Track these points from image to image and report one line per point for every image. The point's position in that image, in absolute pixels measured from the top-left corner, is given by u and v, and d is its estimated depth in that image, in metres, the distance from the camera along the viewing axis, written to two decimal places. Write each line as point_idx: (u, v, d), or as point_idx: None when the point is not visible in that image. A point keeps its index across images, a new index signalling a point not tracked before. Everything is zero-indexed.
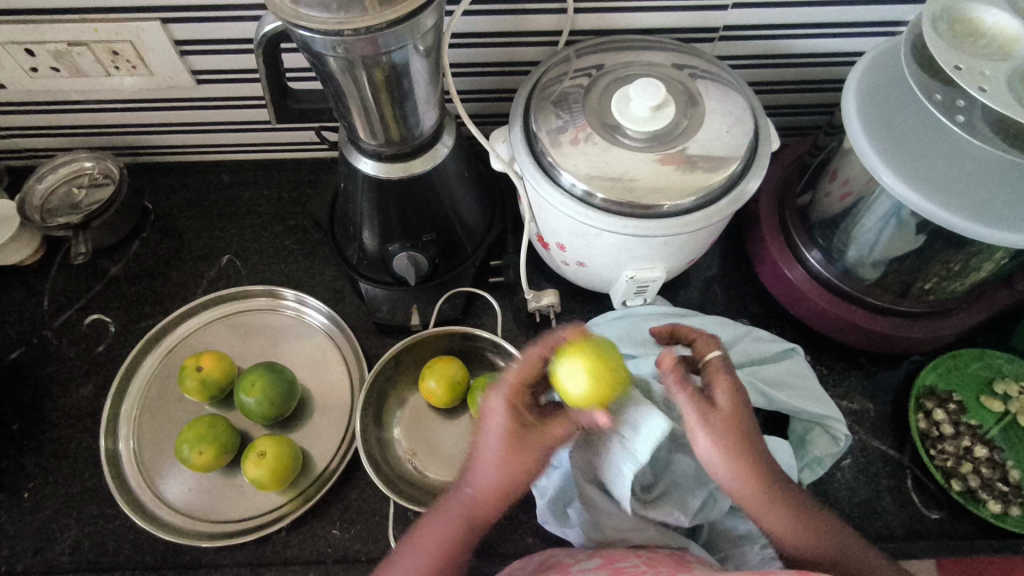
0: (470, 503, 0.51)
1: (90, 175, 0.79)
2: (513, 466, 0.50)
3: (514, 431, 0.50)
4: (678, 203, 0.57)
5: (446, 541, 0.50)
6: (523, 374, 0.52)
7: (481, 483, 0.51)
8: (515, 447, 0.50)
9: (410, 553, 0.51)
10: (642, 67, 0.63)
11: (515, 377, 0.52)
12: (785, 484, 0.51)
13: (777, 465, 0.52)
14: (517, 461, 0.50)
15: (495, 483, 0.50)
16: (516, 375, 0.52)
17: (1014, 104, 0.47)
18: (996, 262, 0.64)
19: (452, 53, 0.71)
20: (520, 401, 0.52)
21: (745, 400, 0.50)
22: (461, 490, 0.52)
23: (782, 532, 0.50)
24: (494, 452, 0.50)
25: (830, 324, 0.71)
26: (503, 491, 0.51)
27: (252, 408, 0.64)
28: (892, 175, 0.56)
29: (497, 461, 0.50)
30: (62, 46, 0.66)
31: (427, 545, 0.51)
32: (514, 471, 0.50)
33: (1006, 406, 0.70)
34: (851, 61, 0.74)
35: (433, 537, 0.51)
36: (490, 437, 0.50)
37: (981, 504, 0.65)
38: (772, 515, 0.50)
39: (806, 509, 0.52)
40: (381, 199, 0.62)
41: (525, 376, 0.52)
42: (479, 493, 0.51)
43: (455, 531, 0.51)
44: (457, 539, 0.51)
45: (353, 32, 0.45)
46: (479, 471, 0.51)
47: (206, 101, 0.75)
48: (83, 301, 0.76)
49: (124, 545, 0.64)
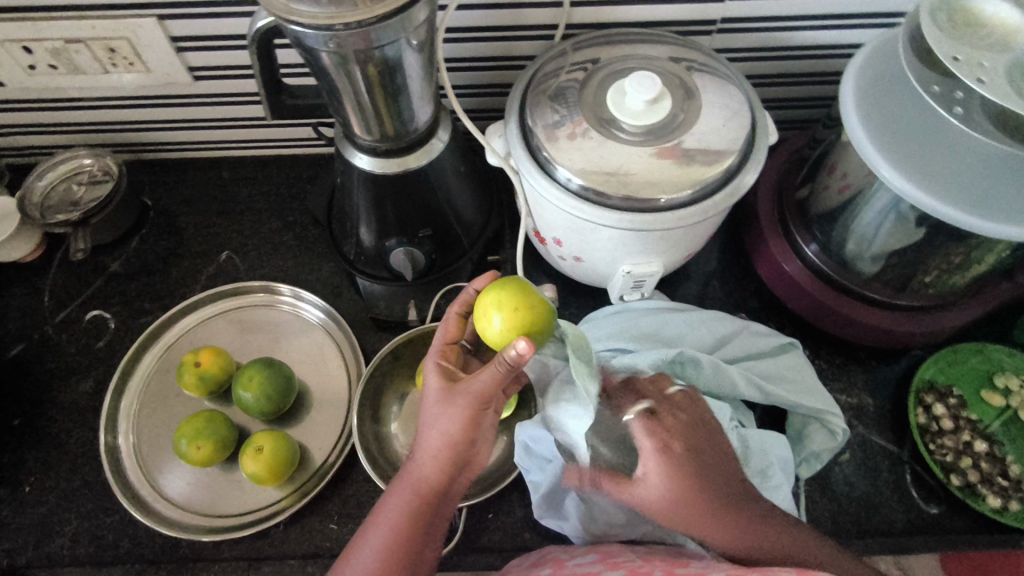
0: (419, 467, 0.50)
1: (90, 171, 0.79)
2: (446, 416, 0.49)
3: (444, 388, 0.50)
4: (675, 198, 0.57)
5: (400, 509, 0.49)
6: (447, 336, 0.55)
7: (424, 443, 0.50)
8: (444, 398, 0.49)
9: (369, 529, 0.50)
10: (637, 61, 0.63)
11: (440, 339, 0.54)
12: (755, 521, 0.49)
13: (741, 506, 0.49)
14: (451, 415, 0.49)
15: (433, 437, 0.49)
16: (441, 338, 0.54)
17: (1012, 95, 0.47)
18: (998, 254, 0.64)
19: (448, 48, 0.71)
20: (449, 360, 0.53)
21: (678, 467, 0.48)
22: (413, 459, 0.51)
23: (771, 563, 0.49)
24: (427, 407, 0.50)
25: (828, 318, 0.71)
26: (445, 447, 0.49)
27: (250, 403, 0.65)
28: (890, 168, 0.55)
29: (429, 414, 0.50)
30: (59, 43, 0.66)
31: (386, 516, 0.50)
32: (450, 426, 0.49)
33: (1007, 401, 0.69)
34: (850, 54, 0.73)
35: (388, 508, 0.50)
36: (424, 395, 0.51)
37: (981, 499, 0.64)
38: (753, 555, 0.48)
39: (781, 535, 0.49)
40: (377, 196, 0.62)
41: (450, 336, 0.55)
42: (424, 454, 0.50)
43: (409, 498, 0.50)
44: (412, 505, 0.49)
45: (345, 26, 0.45)
46: (422, 435, 0.50)
47: (203, 97, 0.75)
48: (83, 298, 0.77)
49: (124, 539, 0.64)
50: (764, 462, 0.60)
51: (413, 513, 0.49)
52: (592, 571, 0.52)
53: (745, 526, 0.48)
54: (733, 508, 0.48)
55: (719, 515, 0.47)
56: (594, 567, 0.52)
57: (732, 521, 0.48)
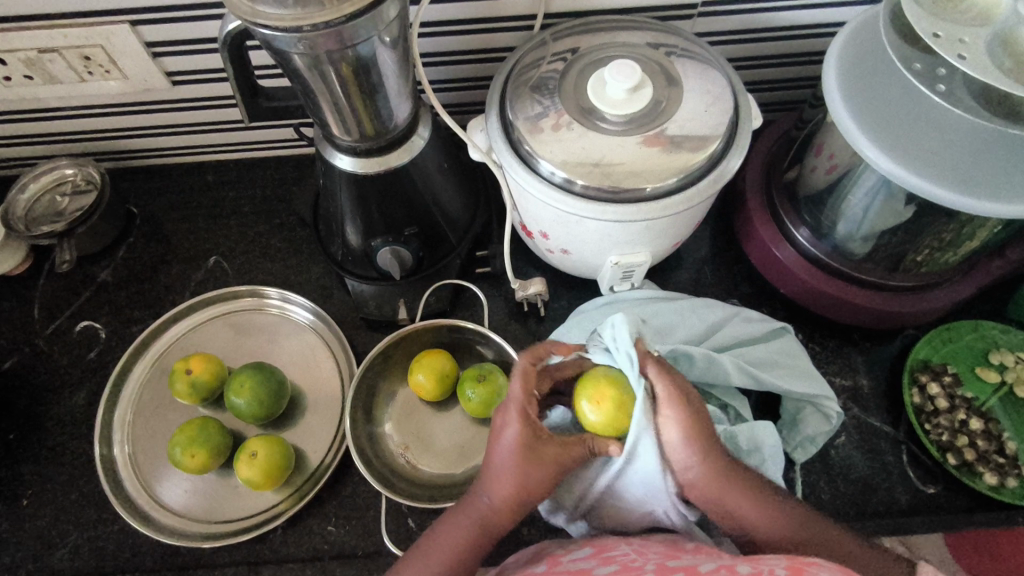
0: (487, 511, 0.50)
1: (73, 182, 0.79)
2: (529, 478, 0.49)
3: (531, 443, 0.49)
4: (660, 185, 0.56)
5: (464, 546, 0.50)
6: (521, 392, 0.50)
7: (498, 493, 0.49)
8: (531, 455, 0.49)
9: (423, 551, 0.51)
10: (617, 49, 0.62)
11: (517, 396, 0.50)
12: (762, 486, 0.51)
13: (750, 474, 0.52)
14: (535, 472, 0.49)
15: (511, 493, 0.49)
16: (520, 394, 0.50)
17: (995, 71, 0.46)
18: (990, 230, 0.63)
19: (426, 42, 0.70)
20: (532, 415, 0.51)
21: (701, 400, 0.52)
22: (478, 499, 0.51)
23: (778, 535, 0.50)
24: (503, 462, 0.49)
25: (819, 301, 0.70)
26: (520, 503, 0.50)
27: (242, 409, 0.64)
28: (877, 150, 0.55)
29: (511, 473, 0.49)
30: (32, 53, 0.65)
31: (444, 544, 0.50)
32: (533, 480, 0.49)
33: (1003, 377, 0.69)
34: (834, 32, 0.72)
35: (447, 540, 0.50)
36: (506, 449, 0.49)
37: (978, 477, 0.64)
38: (766, 517, 0.50)
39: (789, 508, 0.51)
40: (360, 195, 0.62)
41: (526, 389, 0.51)
42: (499, 501, 0.50)
43: (472, 536, 0.50)
44: (472, 543, 0.50)
45: (311, 27, 0.44)
46: (498, 481, 0.49)
47: (182, 102, 0.75)
48: (73, 308, 0.77)
49: (123, 549, 0.64)
50: (755, 456, 0.59)
51: (471, 549, 0.50)
52: (585, 566, 0.50)
53: (761, 499, 0.51)
54: (744, 476, 0.51)
55: (755, 493, 0.51)
56: (588, 562, 0.51)
57: (748, 490, 0.50)
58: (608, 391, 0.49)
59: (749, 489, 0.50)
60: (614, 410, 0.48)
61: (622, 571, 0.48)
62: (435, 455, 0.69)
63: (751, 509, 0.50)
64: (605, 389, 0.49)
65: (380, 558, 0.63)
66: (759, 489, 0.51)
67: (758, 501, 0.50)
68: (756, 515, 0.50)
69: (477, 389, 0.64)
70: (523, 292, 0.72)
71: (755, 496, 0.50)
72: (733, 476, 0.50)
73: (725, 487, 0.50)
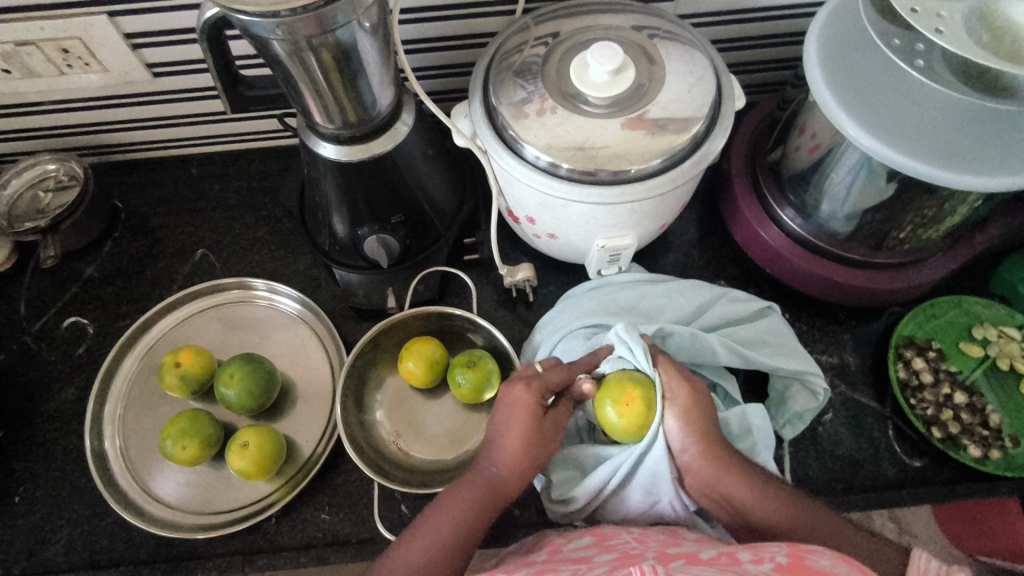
0: (501, 474, 0.51)
1: (56, 177, 0.78)
2: (534, 439, 0.52)
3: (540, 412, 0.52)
4: (644, 167, 0.56)
5: (474, 506, 0.49)
6: (550, 376, 0.54)
7: (507, 457, 0.51)
8: (537, 416, 0.52)
9: (428, 527, 0.49)
10: (598, 31, 0.62)
11: (546, 377, 0.54)
12: (762, 478, 0.52)
13: (752, 465, 0.53)
14: (538, 437, 0.52)
15: (518, 456, 0.51)
16: (553, 379, 0.54)
17: (970, 44, 0.46)
18: (971, 206, 0.63)
19: (407, 30, 0.69)
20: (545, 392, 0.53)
21: (704, 397, 0.54)
22: (486, 471, 0.51)
23: (768, 521, 0.50)
24: (519, 433, 0.51)
25: (805, 281, 0.71)
26: (526, 465, 0.51)
27: (233, 400, 0.64)
28: (856, 126, 0.55)
29: (526, 438, 0.51)
30: (10, 46, 0.64)
31: (450, 506, 0.49)
32: (535, 445, 0.52)
33: (986, 351, 0.70)
34: (814, 13, 0.72)
35: (456, 511, 0.49)
36: (519, 414, 0.52)
37: (963, 449, 0.65)
38: (757, 504, 0.51)
39: (789, 503, 0.51)
40: (346, 184, 0.62)
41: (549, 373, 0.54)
42: (507, 464, 0.51)
43: (481, 500, 0.50)
44: (483, 511, 0.49)
45: (290, 11, 0.43)
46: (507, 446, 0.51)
47: (164, 93, 0.74)
48: (60, 305, 0.76)
49: (117, 542, 0.64)
50: (747, 438, 0.60)
51: (481, 510, 0.49)
52: (585, 554, 0.50)
53: (758, 487, 0.51)
54: (744, 467, 0.52)
55: (748, 482, 0.51)
56: (588, 550, 0.50)
57: (744, 479, 0.52)
58: (639, 394, 0.51)
59: (748, 477, 0.52)
60: (642, 410, 0.51)
61: (623, 558, 0.48)
62: (429, 442, 0.69)
63: (746, 496, 0.51)
64: (634, 390, 0.51)
65: (374, 544, 0.64)
66: (757, 481, 0.52)
67: (758, 492, 0.51)
68: (755, 504, 0.51)
69: (468, 374, 0.65)
70: (511, 278, 0.72)
71: (750, 485, 0.51)
72: (729, 465, 0.52)
73: (720, 472, 0.52)
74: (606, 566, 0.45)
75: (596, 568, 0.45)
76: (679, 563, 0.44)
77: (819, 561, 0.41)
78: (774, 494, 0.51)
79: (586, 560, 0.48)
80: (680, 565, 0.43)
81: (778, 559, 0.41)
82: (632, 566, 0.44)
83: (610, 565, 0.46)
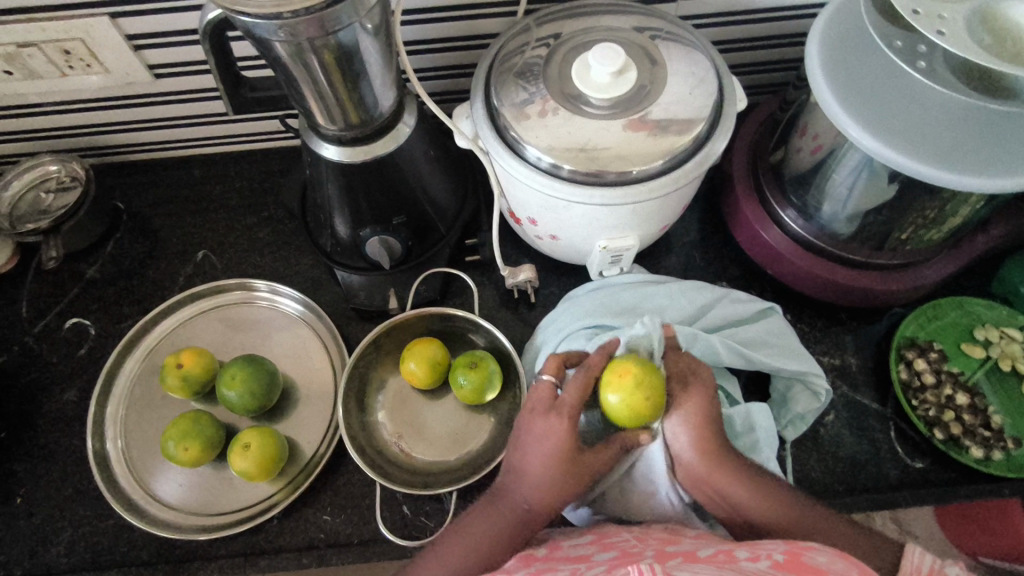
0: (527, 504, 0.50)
1: (57, 178, 0.78)
2: (565, 474, 0.50)
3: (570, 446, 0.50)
4: (646, 168, 0.56)
5: (495, 533, 0.50)
6: (572, 398, 0.51)
7: (535, 488, 0.50)
8: (567, 451, 0.50)
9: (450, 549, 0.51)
10: (600, 33, 0.62)
11: (569, 401, 0.51)
12: (757, 476, 0.51)
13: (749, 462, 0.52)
14: (571, 473, 0.50)
15: (547, 489, 0.50)
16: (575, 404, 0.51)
17: (972, 46, 0.46)
18: (972, 207, 0.63)
19: (408, 31, 0.69)
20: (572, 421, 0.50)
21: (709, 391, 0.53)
22: (513, 498, 0.51)
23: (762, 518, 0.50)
24: (546, 467, 0.50)
25: (806, 282, 0.71)
26: (556, 496, 0.50)
27: (234, 401, 0.64)
28: (858, 127, 0.55)
29: (555, 472, 0.50)
30: (11, 48, 0.64)
31: (473, 529, 0.51)
32: (566, 479, 0.50)
33: (987, 352, 0.70)
34: (815, 14, 0.72)
35: (478, 535, 0.50)
36: (546, 450, 0.50)
37: (964, 450, 0.65)
38: (752, 501, 0.50)
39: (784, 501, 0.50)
40: (348, 186, 0.62)
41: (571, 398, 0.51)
42: (535, 496, 0.50)
43: (504, 526, 0.50)
44: (506, 537, 0.50)
45: (292, 14, 0.43)
46: (534, 477, 0.50)
47: (165, 94, 0.74)
48: (61, 306, 0.76)
49: (119, 543, 0.64)
50: (749, 435, 0.60)
51: (502, 536, 0.50)
52: (584, 552, 0.50)
53: (754, 485, 0.51)
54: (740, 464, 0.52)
55: (743, 480, 0.51)
56: (587, 548, 0.50)
57: (740, 475, 0.51)
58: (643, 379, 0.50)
59: (743, 474, 0.51)
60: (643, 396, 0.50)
61: (622, 556, 0.48)
62: (430, 443, 0.69)
63: (742, 493, 0.51)
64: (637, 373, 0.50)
65: (376, 546, 0.64)
66: (753, 479, 0.51)
67: (753, 489, 0.51)
68: (750, 501, 0.50)
69: (470, 375, 0.65)
70: (513, 279, 0.72)
71: (746, 482, 0.51)
72: (725, 461, 0.51)
73: (716, 468, 0.51)
74: (605, 565, 0.45)
75: (595, 567, 0.45)
76: (677, 561, 0.44)
77: (816, 558, 0.41)
78: (770, 492, 0.51)
79: (585, 558, 0.49)
80: (678, 563, 0.44)
81: (775, 556, 0.41)
82: (629, 564, 0.44)
83: (609, 563, 0.46)
